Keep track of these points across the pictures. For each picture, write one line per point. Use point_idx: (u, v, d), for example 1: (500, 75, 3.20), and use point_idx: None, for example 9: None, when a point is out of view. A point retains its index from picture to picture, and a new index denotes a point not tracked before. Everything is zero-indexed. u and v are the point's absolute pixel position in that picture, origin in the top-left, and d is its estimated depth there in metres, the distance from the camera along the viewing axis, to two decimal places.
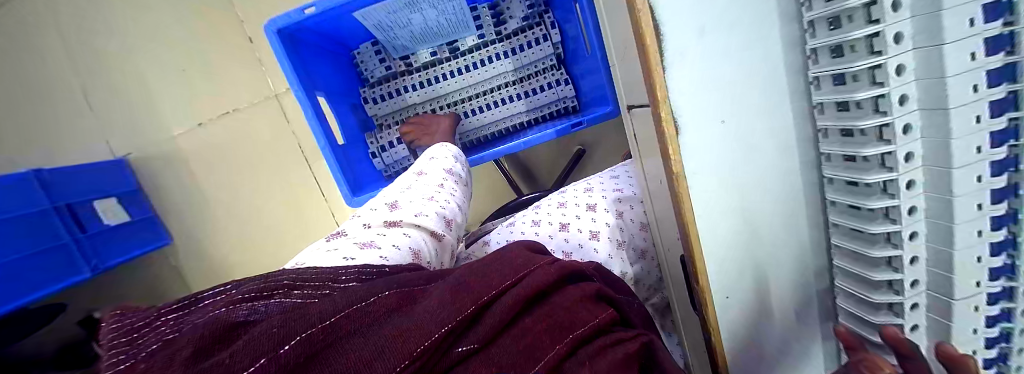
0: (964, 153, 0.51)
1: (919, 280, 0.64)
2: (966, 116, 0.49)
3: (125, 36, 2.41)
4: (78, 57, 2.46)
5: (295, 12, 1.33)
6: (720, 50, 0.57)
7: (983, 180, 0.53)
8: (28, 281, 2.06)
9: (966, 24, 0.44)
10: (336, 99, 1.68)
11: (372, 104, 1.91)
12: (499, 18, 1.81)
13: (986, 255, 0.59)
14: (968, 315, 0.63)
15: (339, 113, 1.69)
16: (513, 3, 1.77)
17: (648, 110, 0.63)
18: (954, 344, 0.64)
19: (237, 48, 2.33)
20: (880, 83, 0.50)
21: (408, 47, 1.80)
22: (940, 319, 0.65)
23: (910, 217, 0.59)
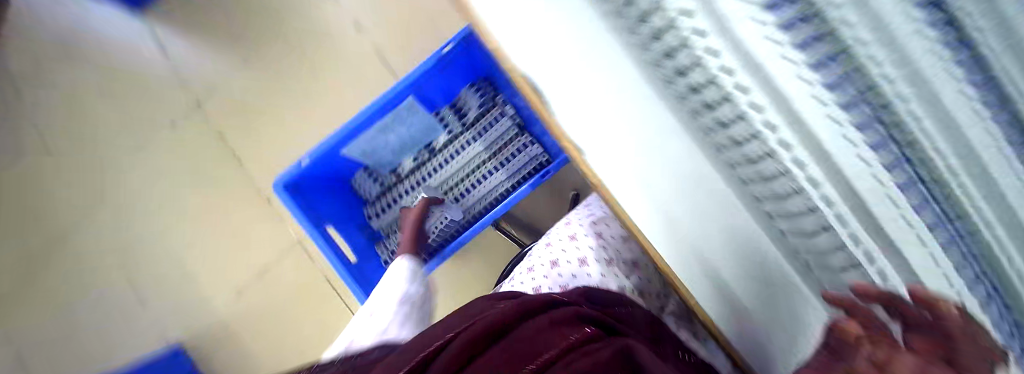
0: (834, 135, 0.50)
1: (870, 249, 0.58)
2: (807, 98, 0.49)
3: (142, 169, 2.51)
4: (96, 214, 2.52)
5: (295, 167, 1.66)
6: (605, 94, 0.64)
7: (861, 143, 0.49)
8: None
9: (762, 34, 0.49)
10: (342, 224, 1.90)
11: (376, 219, 2.05)
12: (461, 113, 1.97)
13: (924, 213, 0.51)
14: (932, 270, 0.54)
15: (348, 235, 1.91)
16: (467, 97, 1.93)
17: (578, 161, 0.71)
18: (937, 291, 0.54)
19: (236, 177, 2.41)
20: (731, 96, 0.59)
21: (393, 162, 2.04)
22: (901, 278, 0.57)
23: (832, 205, 0.57)
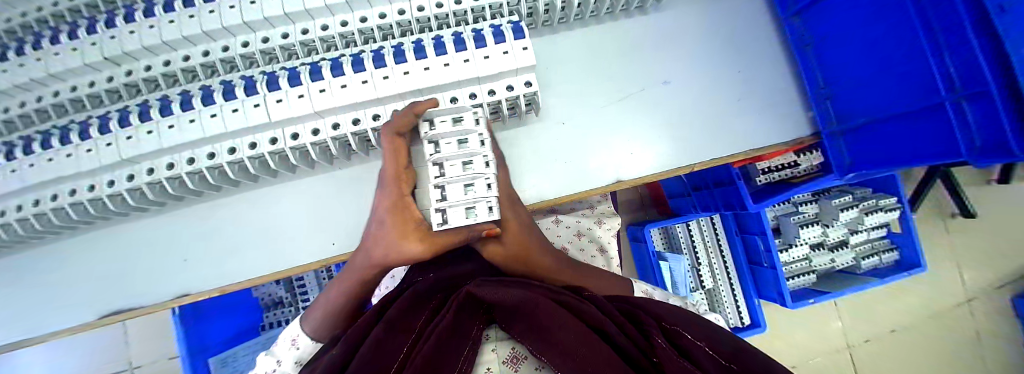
0: (181, 160, 0.77)
1: (340, 123, 0.72)
2: (170, 160, 0.77)
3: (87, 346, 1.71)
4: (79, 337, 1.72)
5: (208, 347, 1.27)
6: (285, 213, 0.85)
7: (193, 161, 0.76)
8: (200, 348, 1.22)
9: (186, 164, 0.76)
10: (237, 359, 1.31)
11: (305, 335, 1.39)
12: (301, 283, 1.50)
13: (236, 104, 0.71)
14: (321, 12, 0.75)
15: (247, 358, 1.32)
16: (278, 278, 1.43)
17: (390, 183, 0.54)
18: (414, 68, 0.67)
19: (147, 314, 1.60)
20: (246, 153, 0.75)
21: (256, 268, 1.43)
22: (432, 86, 0.69)
23: (314, 136, 0.73)
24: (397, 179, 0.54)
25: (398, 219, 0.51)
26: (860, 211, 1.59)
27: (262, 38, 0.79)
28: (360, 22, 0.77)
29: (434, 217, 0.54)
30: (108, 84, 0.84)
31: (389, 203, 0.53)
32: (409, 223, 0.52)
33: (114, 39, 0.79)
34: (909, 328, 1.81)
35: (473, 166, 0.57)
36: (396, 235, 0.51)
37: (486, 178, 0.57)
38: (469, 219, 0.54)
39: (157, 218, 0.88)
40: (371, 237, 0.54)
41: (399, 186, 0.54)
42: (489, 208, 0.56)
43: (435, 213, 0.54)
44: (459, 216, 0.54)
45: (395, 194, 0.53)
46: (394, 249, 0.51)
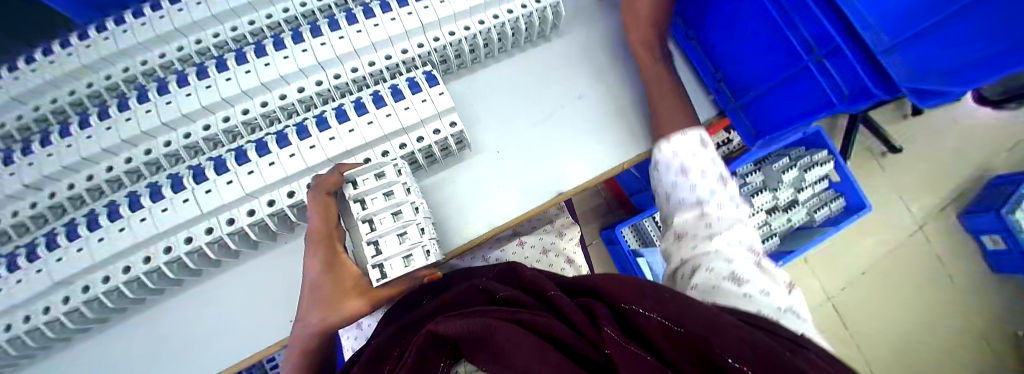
0: (117, 272, 0.74)
1: (275, 198, 0.73)
2: (105, 273, 0.75)
3: None
4: None
5: None
6: (242, 298, 0.83)
7: (130, 269, 0.74)
8: None
9: (123, 272, 0.74)
10: None
11: None
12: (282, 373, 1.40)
13: (172, 199, 0.72)
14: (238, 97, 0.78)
15: None
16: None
17: (322, 245, 0.53)
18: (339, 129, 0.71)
19: None
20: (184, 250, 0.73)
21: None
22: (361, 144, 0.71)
23: (251, 217, 0.72)
24: (328, 241, 0.53)
25: (333, 279, 0.52)
26: (799, 170, 1.76)
27: (184, 134, 0.80)
28: (280, 99, 0.80)
29: (371, 273, 0.53)
30: (30, 210, 0.80)
31: (320, 266, 0.52)
32: (349, 285, 0.53)
33: (32, 165, 0.78)
34: (876, 266, 1.93)
35: (403, 215, 0.55)
36: (333, 296, 0.52)
37: (417, 223, 0.55)
38: (407, 267, 0.52)
39: (102, 338, 0.83)
40: (307, 301, 0.53)
41: (333, 248, 0.53)
42: (427, 253, 0.54)
43: (371, 267, 0.52)
44: (397, 266, 0.52)
45: (329, 255, 0.53)
46: (331, 311, 0.52)
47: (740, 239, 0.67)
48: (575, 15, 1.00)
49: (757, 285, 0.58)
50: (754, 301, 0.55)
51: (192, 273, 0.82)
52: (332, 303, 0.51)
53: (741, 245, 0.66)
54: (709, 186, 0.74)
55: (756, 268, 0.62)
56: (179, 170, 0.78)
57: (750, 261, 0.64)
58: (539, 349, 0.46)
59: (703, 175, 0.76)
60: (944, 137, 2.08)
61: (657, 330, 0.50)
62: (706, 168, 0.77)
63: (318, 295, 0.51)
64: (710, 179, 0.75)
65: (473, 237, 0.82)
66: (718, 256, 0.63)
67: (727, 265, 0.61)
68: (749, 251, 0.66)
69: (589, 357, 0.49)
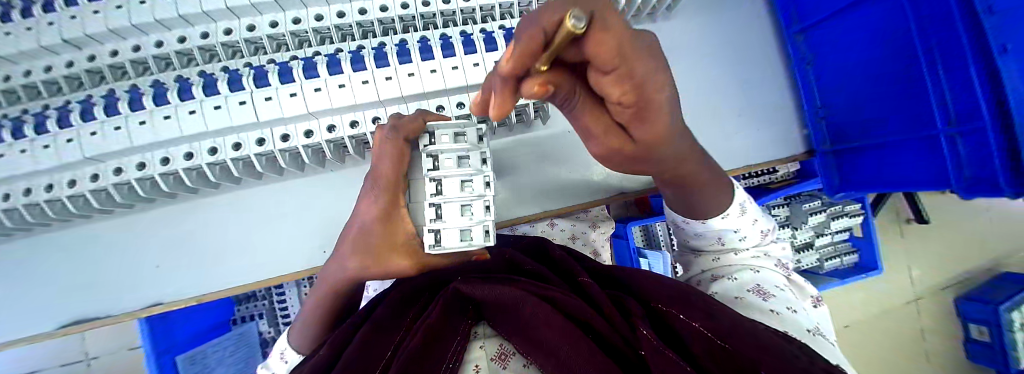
0: (154, 163, 0.70)
1: (335, 125, 0.69)
2: (138, 160, 0.71)
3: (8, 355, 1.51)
4: None
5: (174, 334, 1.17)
6: (271, 214, 0.80)
7: (168, 161, 0.70)
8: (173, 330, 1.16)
9: (160, 164, 0.70)
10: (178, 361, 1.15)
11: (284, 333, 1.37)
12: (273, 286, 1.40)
13: (222, 102, 0.66)
14: None
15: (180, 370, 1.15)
16: None
17: (378, 192, 0.43)
18: (421, 66, 0.66)
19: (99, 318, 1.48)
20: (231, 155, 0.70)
21: None
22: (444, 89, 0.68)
23: (307, 139, 0.69)
24: (393, 186, 0.43)
25: (388, 229, 0.43)
26: (827, 216, 1.72)
27: (248, 26, 0.72)
28: (359, 14, 0.71)
29: (425, 236, 0.46)
30: (67, 70, 0.75)
31: (378, 211, 0.43)
32: (394, 240, 0.44)
33: (73, 19, 0.71)
34: (861, 325, 1.96)
35: (473, 187, 0.48)
36: (381, 246, 0.44)
37: (485, 199, 0.48)
38: (464, 244, 0.45)
39: (123, 221, 0.80)
40: (349, 245, 0.45)
41: (393, 201, 0.44)
42: (486, 233, 0.47)
43: (427, 231, 0.45)
44: (453, 238, 0.45)
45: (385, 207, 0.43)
46: (375, 261, 0.44)
47: (767, 251, 0.66)
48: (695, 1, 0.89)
49: (784, 300, 0.54)
50: (781, 317, 0.51)
51: (233, 179, 0.77)
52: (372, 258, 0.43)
53: (765, 258, 0.65)
54: (745, 231, 0.64)
55: (784, 283, 0.60)
56: (241, 66, 0.73)
57: (779, 274, 0.61)
58: (568, 330, 0.40)
59: (739, 231, 0.63)
60: (977, 222, 2.02)
61: (699, 338, 0.41)
62: (740, 224, 0.62)
63: (367, 242, 0.43)
64: (746, 229, 0.63)
65: (522, 214, 0.87)
66: (745, 267, 0.62)
67: (753, 277, 0.59)
68: (776, 265, 0.64)
69: (613, 345, 0.41)
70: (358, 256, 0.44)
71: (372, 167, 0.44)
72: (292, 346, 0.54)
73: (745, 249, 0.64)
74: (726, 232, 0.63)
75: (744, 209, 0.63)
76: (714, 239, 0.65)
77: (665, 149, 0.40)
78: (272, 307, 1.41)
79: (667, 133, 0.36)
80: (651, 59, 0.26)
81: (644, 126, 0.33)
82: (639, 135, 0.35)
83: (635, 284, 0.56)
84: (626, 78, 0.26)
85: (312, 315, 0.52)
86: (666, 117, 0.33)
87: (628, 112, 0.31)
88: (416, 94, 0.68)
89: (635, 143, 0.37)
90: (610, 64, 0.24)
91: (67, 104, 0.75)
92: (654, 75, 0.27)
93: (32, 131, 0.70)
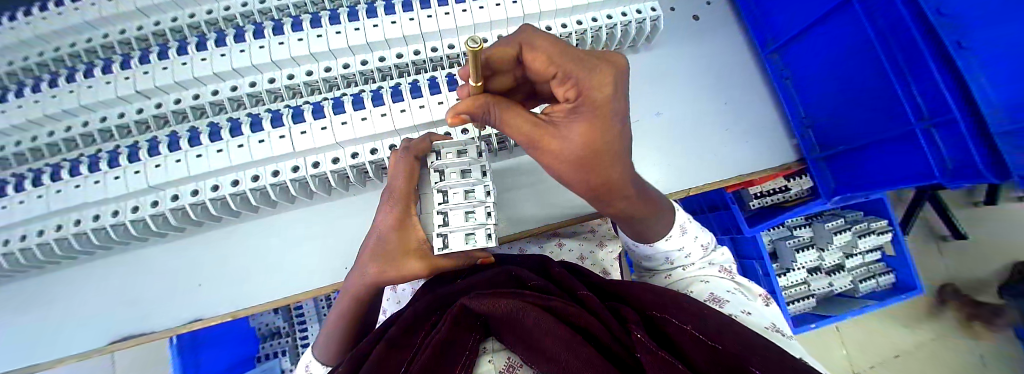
0: (205, 190, 0.80)
1: (359, 153, 0.78)
2: (190, 188, 0.81)
3: None
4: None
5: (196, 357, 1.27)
6: (297, 238, 0.87)
7: (218, 188, 0.80)
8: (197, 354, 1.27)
9: (210, 191, 0.80)
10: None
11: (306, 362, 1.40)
12: (293, 322, 1.42)
13: (264, 136, 0.77)
14: (343, 50, 0.82)
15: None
16: (271, 315, 1.42)
17: (394, 201, 0.50)
18: (431, 99, 0.76)
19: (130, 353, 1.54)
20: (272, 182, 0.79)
21: (264, 320, 1.42)
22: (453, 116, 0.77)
23: (334, 165, 0.78)
24: (406, 197, 0.50)
25: (402, 235, 0.49)
26: (853, 233, 1.66)
27: (288, 75, 0.85)
28: (380, 61, 0.83)
29: (434, 240, 0.50)
30: (137, 115, 0.89)
31: (394, 219, 0.50)
32: (410, 243, 0.50)
33: (147, 74, 0.86)
34: (912, 352, 1.79)
35: (476, 195, 0.53)
36: (398, 250, 0.49)
37: (486, 206, 0.53)
38: (469, 245, 0.49)
39: (170, 246, 0.89)
40: (368, 253, 0.50)
41: (407, 208, 0.51)
42: (489, 235, 0.51)
43: (437, 235, 0.50)
44: (460, 240, 0.50)
45: (401, 213, 0.50)
46: (392, 265, 0.49)
47: (712, 261, 0.70)
48: (676, 31, 1.00)
49: (737, 303, 0.58)
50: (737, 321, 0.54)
51: (268, 204, 0.86)
52: (389, 262, 0.49)
53: (711, 266, 0.68)
54: (688, 248, 0.67)
55: (733, 286, 0.63)
56: (281, 108, 0.85)
57: (726, 279, 0.65)
58: (572, 341, 0.41)
59: (683, 249, 0.67)
60: None
61: (689, 338, 0.44)
62: (682, 243, 0.66)
63: (383, 247, 0.49)
64: (688, 246, 0.67)
65: (523, 230, 0.96)
66: (695, 279, 0.65)
67: (706, 286, 0.62)
68: (722, 271, 0.67)
69: (614, 351, 0.44)
70: (376, 260, 0.49)
71: (388, 181, 0.52)
72: (316, 360, 0.57)
73: (692, 263, 0.68)
74: (671, 252, 0.67)
75: (685, 230, 0.66)
76: (664, 260, 0.69)
77: (614, 155, 0.42)
78: (296, 343, 1.41)
79: (603, 139, 0.40)
80: (588, 70, 0.37)
81: (576, 123, 0.39)
82: (578, 140, 0.40)
83: (631, 293, 0.58)
84: (565, 79, 0.38)
85: (337, 325, 0.55)
86: (596, 120, 0.39)
87: (567, 109, 0.40)
88: (426, 122, 0.76)
89: (564, 140, 0.40)
90: (548, 70, 0.39)
91: (133, 144, 0.88)
92: (590, 76, 0.37)
93: (105, 166, 0.83)
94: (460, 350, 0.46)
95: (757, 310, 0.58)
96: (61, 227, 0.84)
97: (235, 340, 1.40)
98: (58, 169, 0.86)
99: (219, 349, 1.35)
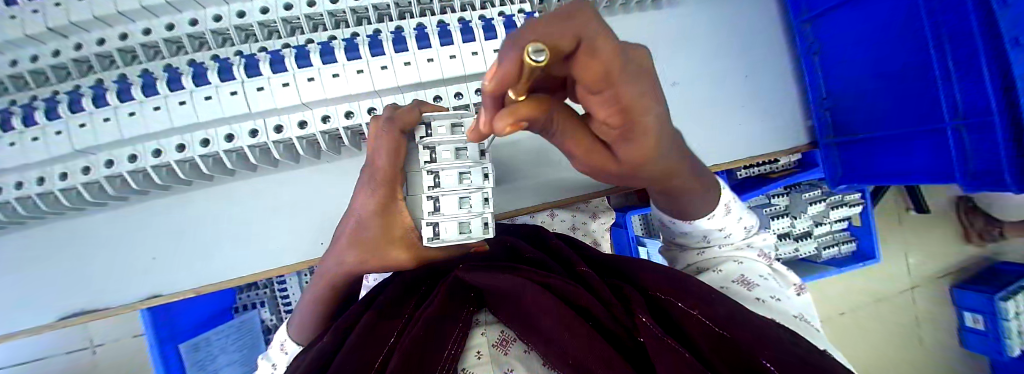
0: (146, 155, 0.70)
1: (331, 116, 0.68)
2: (127, 152, 0.70)
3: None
4: None
5: (173, 323, 1.18)
6: (266, 205, 0.79)
7: (160, 153, 0.69)
8: (174, 320, 1.18)
9: (152, 156, 0.69)
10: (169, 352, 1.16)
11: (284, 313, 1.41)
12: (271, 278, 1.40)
13: (212, 95, 0.65)
14: None
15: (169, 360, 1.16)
16: None
17: (376, 183, 0.42)
18: (417, 54, 0.65)
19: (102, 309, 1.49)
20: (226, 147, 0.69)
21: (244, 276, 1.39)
22: (444, 78, 0.67)
23: (301, 130, 0.68)
24: (391, 181, 0.42)
25: (386, 225, 0.43)
26: (826, 205, 1.73)
27: (239, 13, 0.70)
28: (352, 0, 0.69)
29: (423, 230, 0.45)
30: (54, 59, 0.73)
31: (375, 206, 0.42)
32: (394, 233, 0.44)
33: (57, 6, 0.69)
34: (858, 313, 1.97)
35: (471, 179, 0.47)
36: (379, 242, 0.43)
37: (483, 191, 0.48)
38: (463, 236, 0.45)
39: (118, 213, 0.80)
40: (347, 237, 0.45)
41: (393, 191, 0.43)
42: (485, 225, 0.47)
43: (426, 224, 0.45)
44: (452, 231, 0.45)
45: (382, 198, 0.42)
46: (375, 253, 0.44)
47: (751, 242, 0.66)
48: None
49: (768, 289, 0.56)
50: (768, 305, 0.52)
51: (227, 172, 0.76)
52: (369, 251, 0.44)
53: (749, 248, 0.65)
54: (730, 228, 0.62)
55: (766, 271, 0.61)
56: (232, 55, 0.71)
57: (762, 264, 0.62)
58: (575, 320, 0.38)
59: (724, 230, 0.61)
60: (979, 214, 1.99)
61: (697, 328, 0.41)
62: (725, 224, 0.61)
63: (362, 235, 0.43)
64: (731, 226, 0.62)
65: (522, 207, 0.90)
66: (728, 259, 0.62)
67: (737, 268, 0.59)
68: (759, 255, 0.64)
69: (612, 334, 0.41)
70: (355, 247, 0.44)
71: (368, 159, 0.43)
72: (293, 339, 0.54)
73: (728, 243, 0.64)
74: (711, 231, 0.61)
75: (730, 209, 0.61)
76: (700, 238, 0.63)
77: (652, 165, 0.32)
78: (274, 294, 1.41)
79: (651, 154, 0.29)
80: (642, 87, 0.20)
81: (631, 146, 0.26)
82: (623, 157, 0.28)
83: (633, 269, 0.55)
84: (611, 101, 0.20)
85: (313, 307, 0.51)
86: (656, 137, 0.25)
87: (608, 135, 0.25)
88: (413, 81, 0.66)
89: (616, 158, 0.29)
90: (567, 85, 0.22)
91: (54, 96, 0.74)
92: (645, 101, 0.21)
93: (22, 124, 0.70)
94: (454, 322, 0.42)
95: (787, 299, 0.56)
96: None
97: (211, 300, 1.32)
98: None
99: (195, 311, 1.26)
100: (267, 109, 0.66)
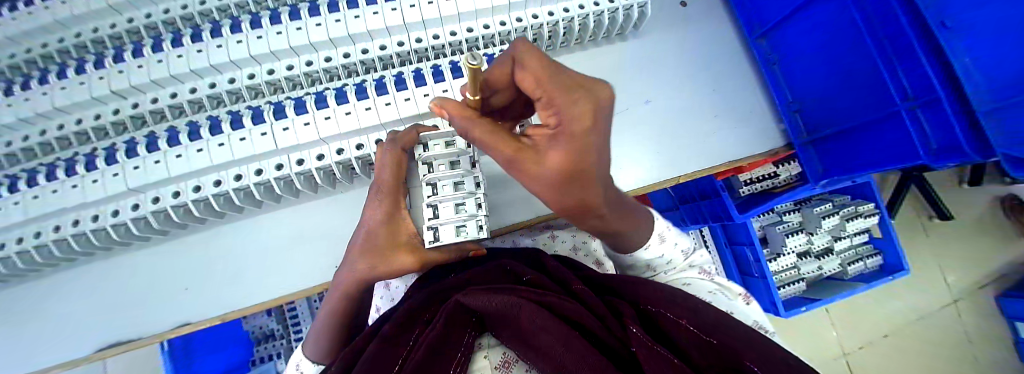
0: (187, 191, 0.78)
1: (344, 149, 0.77)
2: (171, 189, 0.80)
3: None
4: None
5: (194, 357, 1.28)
6: (285, 237, 0.86)
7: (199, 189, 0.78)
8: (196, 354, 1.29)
9: (192, 191, 0.78)
10: None
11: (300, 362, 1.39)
12: (286, 324, 1.41)
13: (245, 135, 0.76)
14: (326, 44, 0.80)
15: None
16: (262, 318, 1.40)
17: (381, 190, 0.50)
18: (416, 90, 0.75)
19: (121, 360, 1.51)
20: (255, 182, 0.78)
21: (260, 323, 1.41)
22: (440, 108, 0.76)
23: (320, 163, 0.77)
24: (394, 189, 0.50)
25: (392, 228, 0.49)
26: (840, 218, 1.66)
27: (269, 70, 0.82)
28: (362, 53, 0.82)
29: (425, 234, 0.50)
30: (113, 116, 0.86)
31: (383, 211, 0.49)
32: (398, 239, 0.49)
33: (122, 73, 0.83)
34: (901, 330, 1.83)
35: (465, 185, 0.54)
36: (385, 246, 0.48)
37: (477, 197, 0.54)
38: (460, 237, 0.50)
39: (155, 248, 0.87)
40: (358, 243, 0.50)
41: (397, 198, 0.50)
42: (479, 227, 0.51)
43: (427, 228, 0.50)
44: (450, 233, 0.50)
45: (388, 203, 0.49)
46: (381, 261, 0.48)
47: (694, 262, 0.72)
48: (663, 17, 0.99)
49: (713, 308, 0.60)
50: None
51: (254, 204, 0.85)
52: (379, 259, 0.48)
53: (691, 268, 0.71)
54: (671, 255, 0.68)
55: (711, 288, 0.66)
56: (262, 104, 0.83)
57: (704, 281, 0.68)
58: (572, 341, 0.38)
59: (664, 257, 0.67)
60: (1005, 214, 1.91)
61: (685, 335, 0.43)
62: (663, 251, 0.66)
63: (372, 240, 0.48)
64: (669, 253, 0.67)
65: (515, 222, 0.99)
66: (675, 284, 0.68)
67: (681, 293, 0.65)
68: (700, 271, 0.70)
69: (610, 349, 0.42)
70: (365, 253, 0.48)
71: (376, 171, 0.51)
72: (308, 358, 0.56)
73: (672, 269, 0.70)
74: (653, 261, 0.68)
75: (665, 238, 0.66)
76: (647, 268, 0.70)
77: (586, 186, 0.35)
78: (291, 345, 1.41)
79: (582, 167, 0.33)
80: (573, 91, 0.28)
81: (559, 144, 0.31)
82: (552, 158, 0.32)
83: (626, 287, 0.56)
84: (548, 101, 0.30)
85: (330, 319, 0.54)
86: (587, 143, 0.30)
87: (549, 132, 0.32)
88: (412, 113, 0.75)
89: (546, 168, 0.33)
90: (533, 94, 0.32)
91: (110, 146, 0.85)
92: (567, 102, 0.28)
93: (84, 170, 0.81)
94: (455, 345, 0.43)
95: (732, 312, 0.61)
96: (41, 231, 0.83)
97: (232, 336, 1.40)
98: (34, 175, 0.84)
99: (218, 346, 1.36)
100: (290, 147, 0.75)
